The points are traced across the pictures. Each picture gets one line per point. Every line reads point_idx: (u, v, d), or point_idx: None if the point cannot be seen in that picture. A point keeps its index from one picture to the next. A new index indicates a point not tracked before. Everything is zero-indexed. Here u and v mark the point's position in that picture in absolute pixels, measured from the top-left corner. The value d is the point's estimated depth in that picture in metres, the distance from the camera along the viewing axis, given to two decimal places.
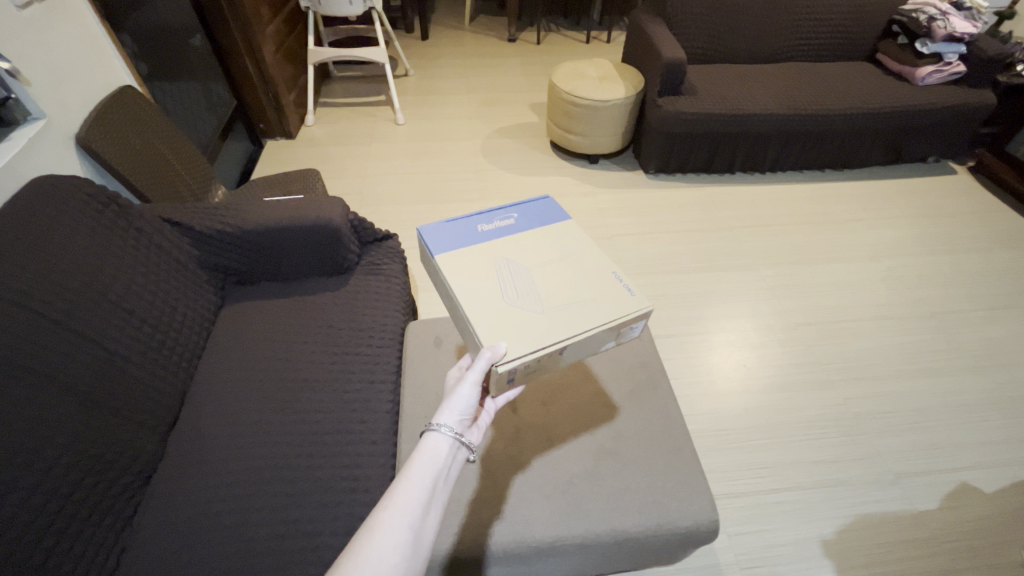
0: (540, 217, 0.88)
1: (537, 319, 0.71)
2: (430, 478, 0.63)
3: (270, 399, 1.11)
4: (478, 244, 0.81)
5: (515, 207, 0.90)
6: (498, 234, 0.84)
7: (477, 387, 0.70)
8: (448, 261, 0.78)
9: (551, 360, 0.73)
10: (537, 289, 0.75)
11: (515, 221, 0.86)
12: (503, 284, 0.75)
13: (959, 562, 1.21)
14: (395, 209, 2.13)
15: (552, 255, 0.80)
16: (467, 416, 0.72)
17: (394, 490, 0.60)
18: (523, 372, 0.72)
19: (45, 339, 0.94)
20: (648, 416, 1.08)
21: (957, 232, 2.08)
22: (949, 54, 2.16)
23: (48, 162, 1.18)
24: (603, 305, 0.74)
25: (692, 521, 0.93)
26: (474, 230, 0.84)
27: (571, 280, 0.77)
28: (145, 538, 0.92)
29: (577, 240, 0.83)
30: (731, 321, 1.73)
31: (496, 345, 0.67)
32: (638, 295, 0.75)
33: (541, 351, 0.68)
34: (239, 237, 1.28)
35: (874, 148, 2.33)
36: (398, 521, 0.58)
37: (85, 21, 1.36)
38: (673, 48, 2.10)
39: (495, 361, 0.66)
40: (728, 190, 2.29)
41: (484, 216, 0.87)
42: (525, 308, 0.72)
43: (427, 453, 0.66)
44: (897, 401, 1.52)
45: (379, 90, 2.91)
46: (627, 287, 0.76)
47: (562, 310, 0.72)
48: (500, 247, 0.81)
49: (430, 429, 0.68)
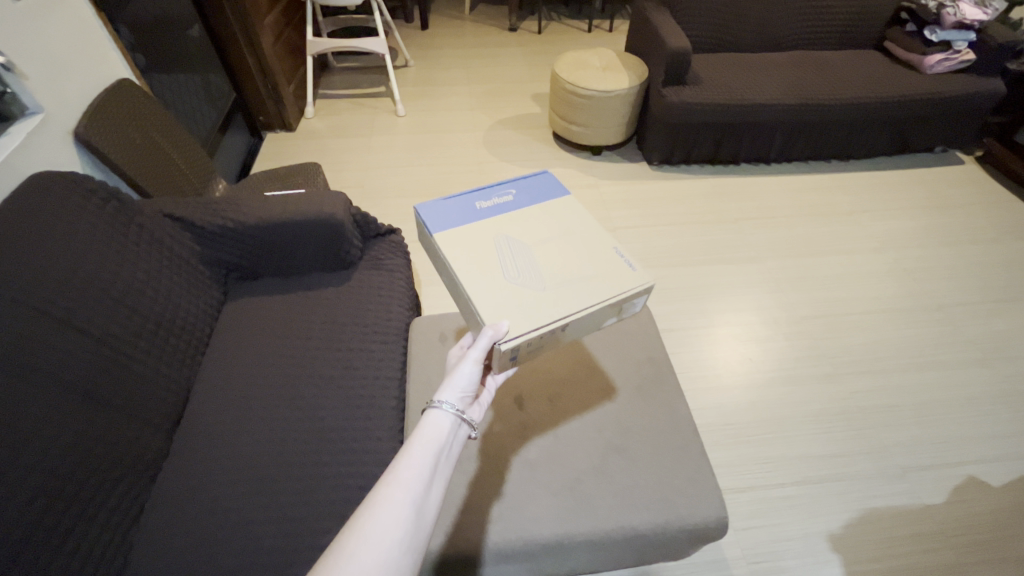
0: (541, 192, 0.86)
1: (538, 297, 0.70)
2: (432, 455, 0.63)
3: (275, 397, 1.10)
4: (479, 221, 0.80)
5: (514, 182, 0.88)
6: (497, 211, 0.82)
7: (479, 364, 0.70)
8: (447, 241, 0.76)
9: (553, 338, 0.72)
10: (537, 266, 0.74)
11: (514, 197, 0.85)
12: (504, 261, 0.74)
13: (966, 557, 1.21)
14: (397, 203, 2.12)
15: (552, 231, 0.79)
16: (468, 394, 0.71)
17: (396, 466, 0.60)
18: (526, 350, 0.72)
19: (49, 337, 0.94)
20: (654, 413, 1.07)
21: (963, 223, 2.06)
22: (959, 42, 2.12)
23: (47, 156, 1.17)
24: (605, 281, 0.73)
25: (700, 518, 0.93)
26: (473, 207, 0.82)
27: (573, 257, 0.75)
28: (151, 537, 0.92)
29: (576, 216, 0.82)
30: (736, 314, 1.72)
31: (498, 324, 0.66)
32: (639, 270, 0.74)
33: (542, 328, 0.67)
34: (242, 232, 1.27)
35: (881, 137, 2.30)
36: (400, 497, 0.57)
37: (82, 13, 1.33)
38: (679, 36, 2.06)
39: (497, 339, 0.66)
40: (733, 181, 2.26)
41: (482, 193, 0.86)
42: (527, 286, 0.71)
43: (430, 429, 0.65)
44: (904, 394, 1.51)
45: (379, 81, 2.87)
46: (628, 262, 0.75)
47: (564, 288, 0.71)
48: (500, 224, 0.79)
49: (432, 406, 0.67)
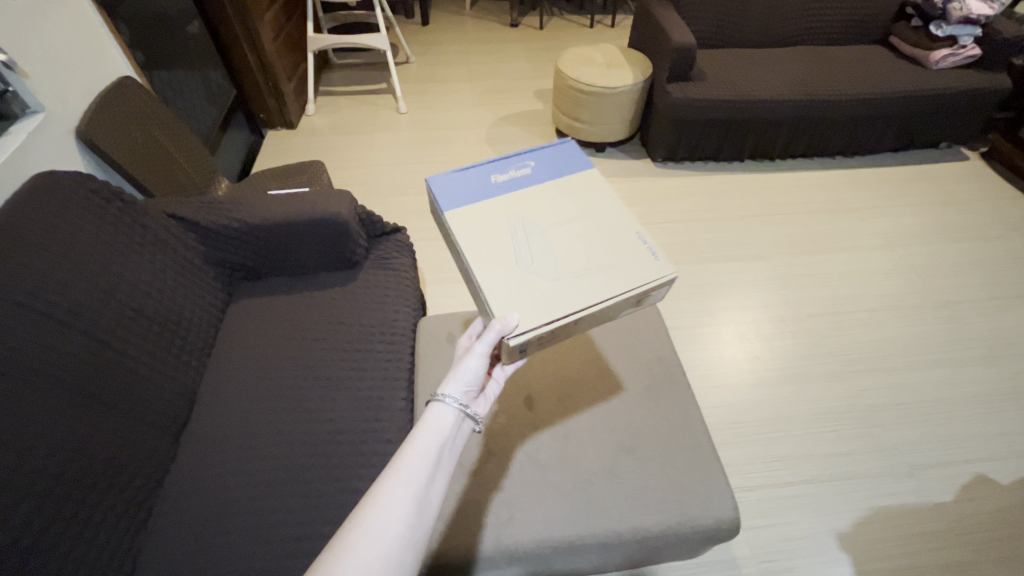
0: (560, 166, 0.82)
1: (552, 287, 0.68)
2: (435, 448, 0.62)
3: (282, 399, 1.09)
4: (493, 198, 0.77)
5: (532, 153, 0.84)
6: (513, 186, 0.79)
7: (485, 359, 0.68)
8: (459, 220, 0.73)
9: (567, 330, 0.71)
10: (552, 251, 0.71)
11: (531, 170, 0.81)
12: (518, 245, 0.71)
13: (976, 555, 1.21)
14: (400, 201, 2.11)
15: (570, 212, 0.76)
16: (472, 388, 0.70)
17: (398, 460, 0.60)
18: (537, 343, 0.70)
19: (53, 340, 0.93)
20: (665, 413, 1.07)
21: (969, 219, 2.05)
22: (965, 37, 2.11)
23: (49, 156, 1.15)
24: (624, 270, 0.70)
25: (713, 519, 0.92)
26: (488, 181, 0.79)
27: (590, 242, 0.73)
28: (161, 541, 0.92)
29: (597, 196, 0.78)
30: (742, 312, 1.71)
31: (507, 317, 0.65)
32: (662, 259, 0.72)
33: (556, 322, 0.66)
34: (247, 231, 1.26)
35: (887, 133, 2.28)
36: (402, 491, 0.57)
37: (82, 10, 1.31)
38: (684, 32, 2.04)
39: (506, 333, 0.64)
40: (738, 178, 2.24)
41: (498, 165, 0.82)
42: (540, 274, 0.69)
43: (433, 422, 0.65)
44: (912, 392, 1.51)
45: (379, 77, 2.85)
46: (650, 249, 0.73)
47: (580, 277, 0.69)
48: (515, 202, 0.76)
49: (435, 399, 0.67)
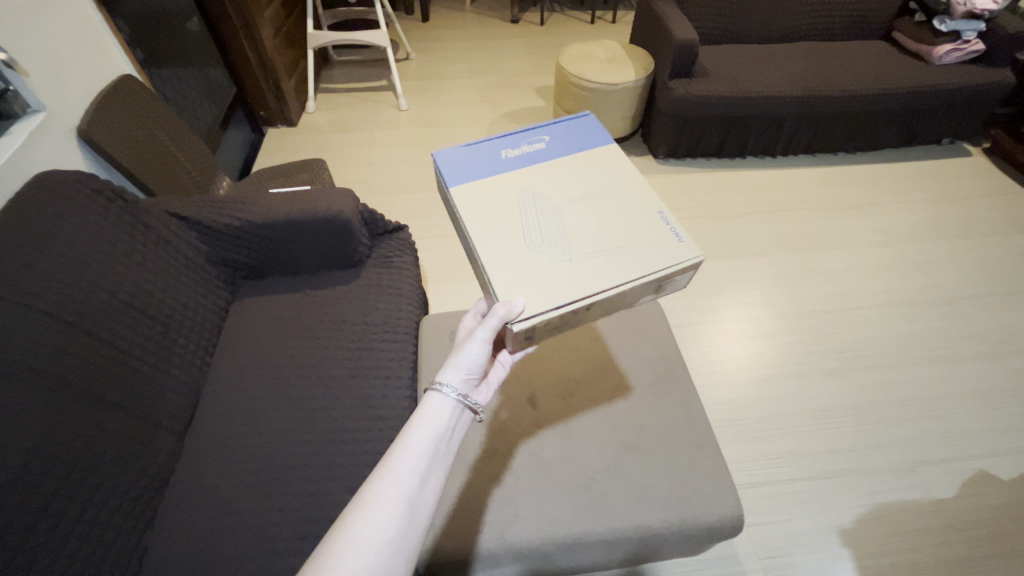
0: (575, 141, 0.81)
1: (564, 270, 0.66)
2: (429, 444, 0.62)
3: (286, 398, 1.10)
4: (502, 173, 0.77)
5: (546, 128, 0.83)
6: (524, 161, 0.78)
7: (487, 346, 0.68)
8: (463, 197, 0.73)
9: (579, 315, 0.69)
10: (563, 232, 0.70)
11: (545, 145, 0.80)
12: (526, 224, 0.70)
13: (978, 551, 1.22)
14: (401, 199, 2.10)
15: (584, 191, 0.74)
16: (472, 376, 0.70)
17: (390, 458, 0.59)
18: (544, 329, 0.69)
19: (59, 341, 0.93)
20: (669, 410, 1.07)
21: (972, 215, 2.05)
22: (967, 32, 2.12)
23: (50, 155, 1.15)
24: (643, 252, 0.68)
25: (716, 516, 0.93)
26: (499, 156, 0.79)
27: (606, 222, 0.71)
28: (166, 539, 0.92)
29: (613, 174, 0.77)
30: (744, 309, 1.72)
31: (511, 301, 0.63)
32: (687, 242, 0.70)
33: (567, 307, 0.64)
34: (249, 230, 1.26)
35: (890, 129, 2.28)
36: (393, 492, 0.57)
37: (82, 8, 1.31)
38: (686, 28, 2.03)
39: (509, 318, 0.63)
40: (740, 175, 2.24)
41: (511, 139, 0.81)
42: (551, 255, 0.68)
43: (429, 413, 0.64)
44: (914, 389, 1.51)
45: (379, 74, 2.84)
46: (675, 232, 0.71)
47: (595, 258, 0.67)
48: (526, 179, 0.76)
49: (432, 388, 0.67)
